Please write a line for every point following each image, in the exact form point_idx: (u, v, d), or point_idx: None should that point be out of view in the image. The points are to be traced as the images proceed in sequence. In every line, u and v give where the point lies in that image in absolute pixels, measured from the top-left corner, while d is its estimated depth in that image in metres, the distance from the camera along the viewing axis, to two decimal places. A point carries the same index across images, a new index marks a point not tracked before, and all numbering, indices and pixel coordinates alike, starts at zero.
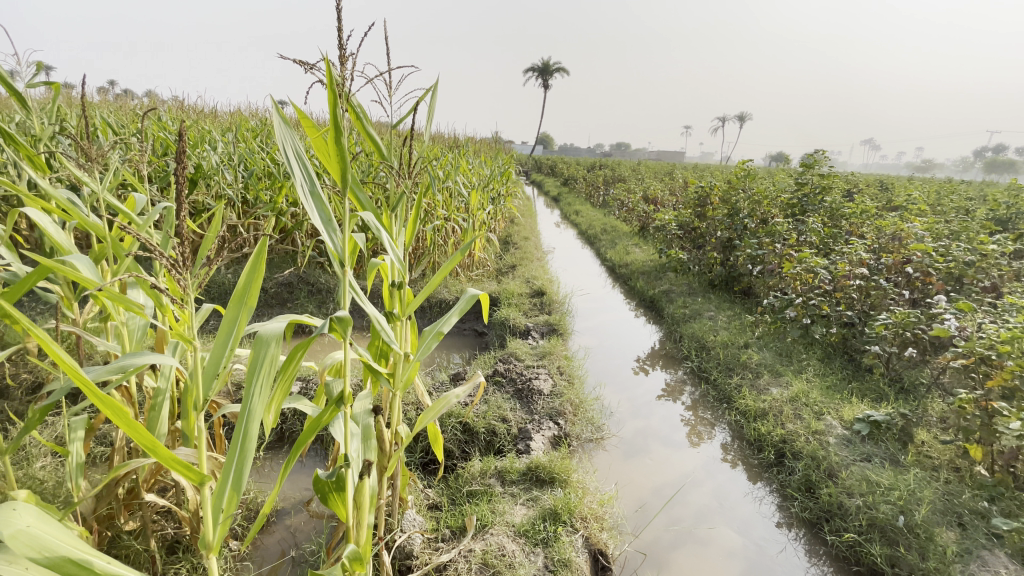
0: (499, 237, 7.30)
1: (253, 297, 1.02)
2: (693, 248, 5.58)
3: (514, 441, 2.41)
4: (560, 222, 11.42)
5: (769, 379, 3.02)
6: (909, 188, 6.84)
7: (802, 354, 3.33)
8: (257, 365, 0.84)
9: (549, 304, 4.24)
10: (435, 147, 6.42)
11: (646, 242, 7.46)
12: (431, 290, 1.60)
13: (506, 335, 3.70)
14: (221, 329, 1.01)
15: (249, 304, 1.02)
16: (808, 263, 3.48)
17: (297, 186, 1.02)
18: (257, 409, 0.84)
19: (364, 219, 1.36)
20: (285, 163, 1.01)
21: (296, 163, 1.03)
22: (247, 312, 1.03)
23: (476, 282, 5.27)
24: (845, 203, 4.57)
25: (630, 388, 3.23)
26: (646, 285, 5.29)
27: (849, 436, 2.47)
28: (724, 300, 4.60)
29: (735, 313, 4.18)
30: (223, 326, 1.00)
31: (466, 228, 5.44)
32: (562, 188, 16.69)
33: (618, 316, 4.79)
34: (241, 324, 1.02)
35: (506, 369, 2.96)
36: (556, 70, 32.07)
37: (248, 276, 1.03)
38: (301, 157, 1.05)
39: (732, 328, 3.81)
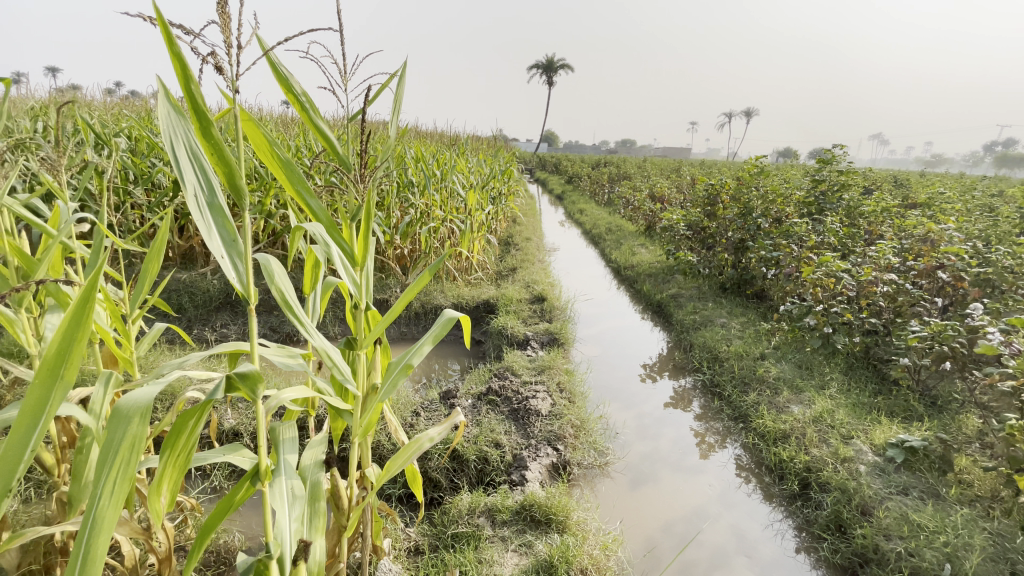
0: (500, 238, 7.07)
1: (73, 366, 0.68)
2: (702, 249, 5.32)
3: (508, 471, 2.17)
4: (564, 221, 11.15)
5: (789, 396, 2.76)
6: (928, 184, 6.53)
7: (824, 367, 3.07)
8: (110, 450, 0.70)
9: (550, 311, 3.99)
10: (433, 145, 6.19)
11: (652, 242, 7.20)
12: (401, 312, 1.36)
13: (503, 346, 3.47)
14: (18, 417, 0.66)
15: (68, 378, 0.68)
16: (830, 267, 3.21)
17: (186, 195, 0.82)
18: (105, 505, 0.69)
19: (312, 232, 1.17)
20: (173, 165, 0.82)
21: (190, 168, 0.85)
22: (64, 388, 0.68)
23: (474, 286, 5.02)
24: (864, 202, 4.29)
25: (637, 404, 2.99)
26: (653, 288, 5.03)
27: (881, 464, 2.22)
28: (737, 305, 4.34)
29: (748, 320, 3.91)
30: (26, 407, 0.66)
31: (464, 229, 5.21)
32: (566, 186, 16.41)
33: (624, 322, 4.54)
34: (53, 405, 0.68)
35: (502, 386, 2.71)
36: (559, 68, 31.79)
37: (67, 336, 0.67)
38: (199, 159, 0.86)
39: (746, 337, 3.54)
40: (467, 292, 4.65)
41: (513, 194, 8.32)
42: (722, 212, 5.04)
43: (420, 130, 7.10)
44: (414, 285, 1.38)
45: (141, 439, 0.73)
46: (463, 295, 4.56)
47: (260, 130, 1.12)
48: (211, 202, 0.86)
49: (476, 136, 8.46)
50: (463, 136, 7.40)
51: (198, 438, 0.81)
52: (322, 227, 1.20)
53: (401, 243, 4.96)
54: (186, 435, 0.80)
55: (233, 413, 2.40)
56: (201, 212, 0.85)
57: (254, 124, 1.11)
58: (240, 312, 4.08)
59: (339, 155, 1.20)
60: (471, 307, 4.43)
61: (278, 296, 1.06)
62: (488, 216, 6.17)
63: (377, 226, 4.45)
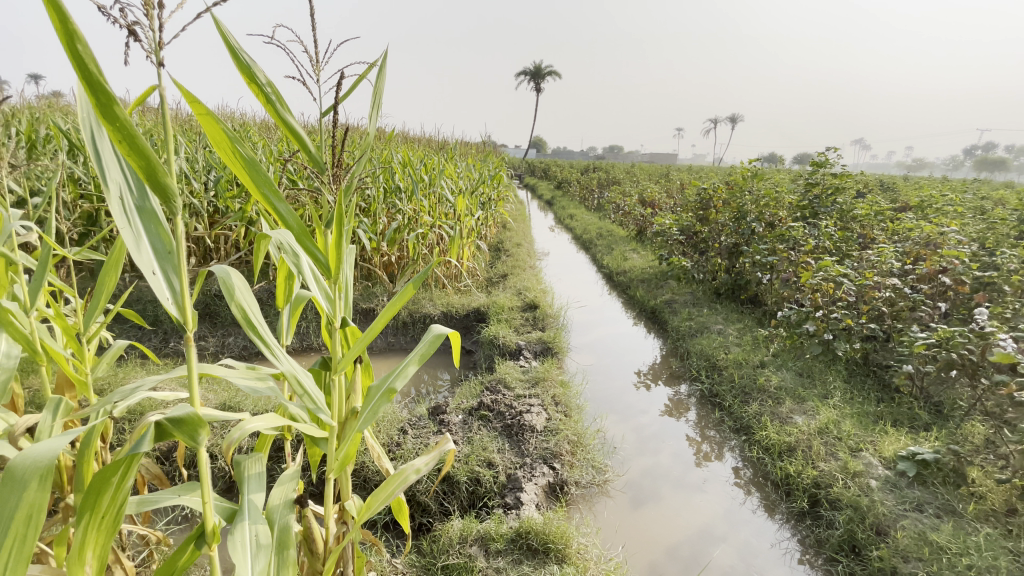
0: (490, 244, 6.95)
1: None
2: (695, 254, 5.24)
3: (502, 492, 2.04)
4: (554, 226, 11.06)
5: (792, 406, 2.66)
6: (916, 188, 6.54)
7: (825, 375, 2.98)
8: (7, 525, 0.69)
9: (542, 318, 3.87)
10: (421, 150, 6.06)
11: (643, 247, 7.12)
12: (381, 329, 1.22)
13: (494, 356, 3.33)
14: None
15: None
16: (829, 271, 3.13)
17: (108, 198, 0.74)
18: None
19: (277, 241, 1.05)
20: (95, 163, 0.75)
21: (116, 168, 0.77)
22: None
23: (463, 294, 4.88)
24: (859, 205, 4.24)
25: (634, 415, 2.87)
26: (647, 294, 4.93)
27: (892, 478, 2.13)
28: (732, 311, 4.25)
29: (745, 327, 3.82)
30: None
31: (452, 236, 5.08)
32: (555, 192, 16.35)
33: (618, 329, 4.43)
34: None
35: (495, 400, 2.57)
36: (547, 74, 31.90)
37: None
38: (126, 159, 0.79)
39: (744, 344, 3.45)
40: (457, 300, 4.51)
41: (502, 199, 8.20)
42: (715, 216, 4.97)
43: (407, 135, 6.97)
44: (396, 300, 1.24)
45: (39, 508, 0.71)
46: (453, 303, 4.43)
47: (221, 126, 0.99)
48: (140, 205, 0.79)
49: (465, 141, 8.34)
50: (451, 141, 7.28)
51: (124, 494, 0.78)
52: (289, 235, 1.08)
53: (388, 250, 4.81)
54: (111, 492, 0.77)
55: (206, 434, 2.25)
56: (127, 216, 0.77)
57: (213, 119, 0.98)
58: (220, 323, 3.91)
59: (311, 154, 1.08)
60: (461, 316, 4.30)
61: (237, 312, 0.93)
62: (477, 222, 6.04)
63: (363, 232, 4.30)
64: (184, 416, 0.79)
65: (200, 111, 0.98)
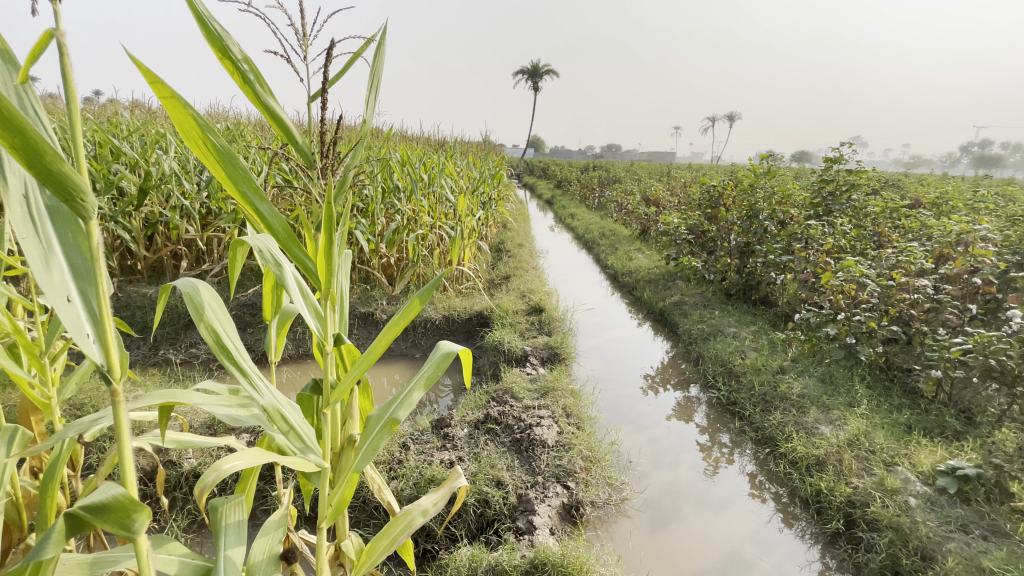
0: (491, 244, 6.79)
1: None
2: (704, 253, 5.09)
3: (513, 514, 1.89)
4: (555, 226, 10.88)
5: (817, 416, 2.52)
6: (926, 184, 6.41)
7: (848, 381, 2.83)
8: None
9: (548, 321, 3.71)
10: (419, 149, 5.89)
11: (648, 246, 6.97)
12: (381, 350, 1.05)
13: (500, 364, 3.18)
14: None
15: None
16: (851, 272, 2.97)
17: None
18: None
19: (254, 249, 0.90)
20: None
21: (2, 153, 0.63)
22: None
23: (465, 297, 4.73)
24: (874, 202, 4.09)
25: (648, 425, 2.72)
26: (655, 295, 4.78)
27: (932, 495, 1.98)
28: (745, 313, 4.10)
29: (760, 329, 3.67)
30: None
31: (453, 236, 4.92)
32: (555, 191, 16.19)
33: (625, 331, 4.29)
34: None
35: (503, 412, 2.42)
36: (545, 73, 31.71)
37: None
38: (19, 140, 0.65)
39: (761, 348, 3.30)
40: (459, 303, 4.36)
41: (503, 199, 8.04)
42: (724, 214, 4.82)
43: (406, 133, 6.81)
44: (399, 315, 1.08)
45: None
46: (454, 306, 4.27)
47: (190, 112, 0.84)
48: (51, 207, 0.67)
49: (465, 139, 8.18)
50: (451, 139, 7.12)
51: None
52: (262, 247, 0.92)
53: (387, 252, 4.66)
54: None
55: (195, 451, 2.12)
56: (33, 222, 0.65)
57: (181, 103, 0.82)
58: None
59: (300, 148, 0.92)
60: (463, 320, 4.15)
61: (209, 336, 0.77)
62: (478, 222, 5.88)
63: (360, 234, 4.15)
64: (110, 502, 0.66)
65: (165, 94, 0.82)
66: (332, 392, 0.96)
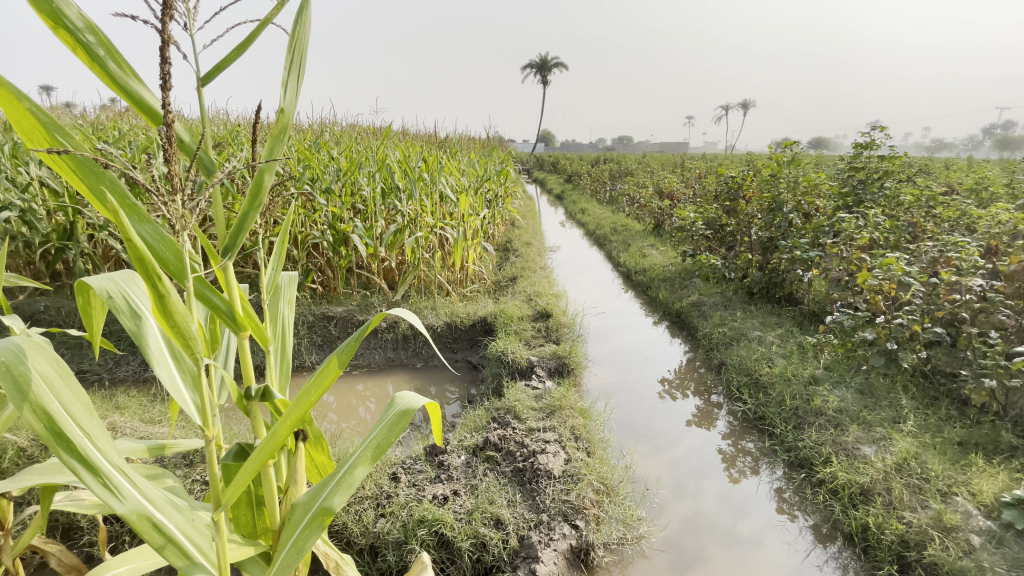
0: (498, 244, 6.54)
1: None
2: (722, 250, 4.78)
3: (514, 561, 1.65)
4: (565, 222, 10.59)
5: (858, 435, 2.24)
6: (958, 168, 6.00)
7: (890, 393, 2.54)
8: None
9: (556, 328, 3.46)
10: (420, 147, 5.66)
11: (662, 241, 6.66)
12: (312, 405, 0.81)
13: (503, 377, 2.95)
14: None
15: None
16: (891, 270, 2.67)
17: None
18: None
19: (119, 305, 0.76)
20: None
21: None
22: None
23: (469, 301, 4.50)
24: (909, 191, 3.75)
25: (666, 445, 2.47)
26: (670, 295, 4.50)
27: (995, 531, 1.68)
28: (769, 314, 3.80)
29: (787, 333, 3.38)
30: None
31: (455, 237, 4.69)
32: (566, 186, 15.86)
33: (640, 335, 4.01)
34: None
35: (504, 436, 2.17)
36: (554, 66, 31.31)
37: None
38: None
39: (789, 354, 3.01)
40: (462, 308, 4.14)
41: (510, 195, 7.79)
42: (744, 207, 4.50)
43: (408, 131, 6.58)
44: (332, 373, 0.85)
45: None
46: (457, 312, 4.05)
47: (30, 106, 0.65)
48: None
49: (470, 136, 7.93)
50: (455, 135, 6.87)
51: None
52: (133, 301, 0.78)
53: (386, 256, 4.45)
54: None
55: None
56: None
57: (13, 93, 0.63)
58: None
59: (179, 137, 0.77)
60: (466, 327, 3.93)
61: (39, 422, 0.60)
62: (483, 222, 5.65)
63: (357, 238, 3.94)
64: None
65: None
66: (237, 479, 0.76)
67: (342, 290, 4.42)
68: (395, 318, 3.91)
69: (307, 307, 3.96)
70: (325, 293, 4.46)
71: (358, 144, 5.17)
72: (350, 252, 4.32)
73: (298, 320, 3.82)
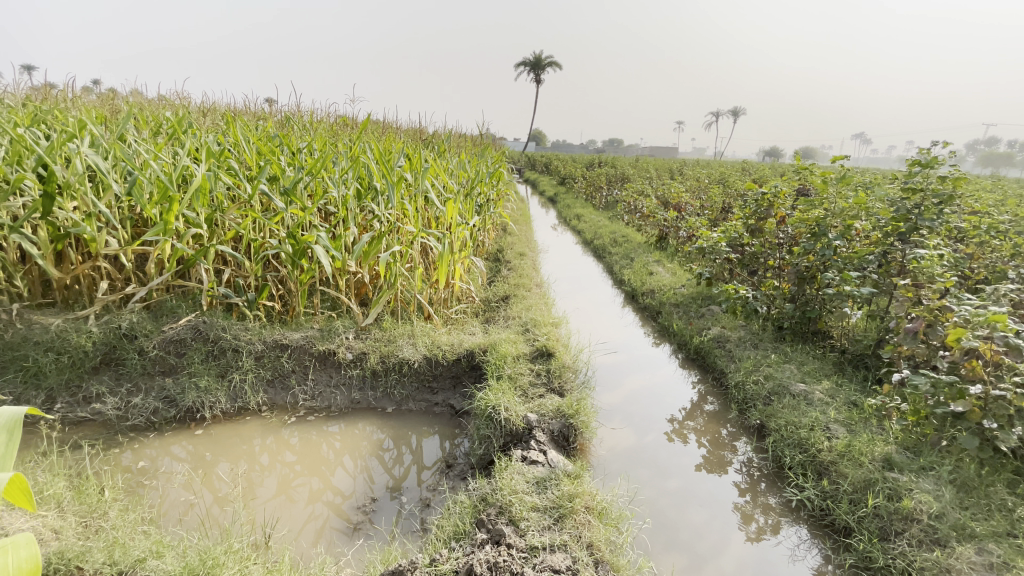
0: (488, 255, 5.91)
1: None
2: (744, 274, 4.20)
3: None
4: (557, 227, 9.97)
5: (974, 560, 1.66)
6: (992, 189, 5.50)
7: (994, 489, 1.97)
8: None
9: (558, 372, 2.83)
10: (403, 142, 4.98)
11: (669, 256, 6.07)
12: None
13: (495, 443, 2.33)
14: None
15: None
16: (991, 328, 2.10)
17: None
18: None
19: None
20: None
21: None
22: None
23: (454, 327, 3.87)
24: (974, 219, 3.18)
25: (706, 554, 1.87)
26: (686, 326, 3.90)
27: None
28: (807, 357, 3.23)
29: (836, 387, 2.81)
30: None
31: (439, 250, 4.04)
32: (558, 188, 15.25)
33: (653, 375, 3.41)
34: None
35: (495, 563, 1.53)
36: (548, 64, 30.87)
37: None
38: None
39: (849, 423, 2.44)
40: (444, 337, 3.52)
41: (501, 199, 7.14)
42: (773, 226, 3.89)
43: (391, 125, 5.88)
44: None
45: None
46: (438, 343, 3.41)
47: None
48: None
49: (459, 132, 7.23)
50: (443, 130, 6.17)
51: None
52: None
53: (357, 270, 3.78)
54: None
55: None
56: None
57: None
58: (122, 377, 3.04)
59: None
60: (449, 363, 3.32)
61: None
62: (472, 232, 5.00)
63: (319, 251, 3.28)
64: None
65: None
66: None
67: (303, 311, 3.75)
68: (363, 350, 3.30)
69: (258, 331, 3.29)
70: (284, 313, 3.79)
71: (330, 139, 4.47)
72: (313, 266, 3.64)
73: (245, 349, 3.14)
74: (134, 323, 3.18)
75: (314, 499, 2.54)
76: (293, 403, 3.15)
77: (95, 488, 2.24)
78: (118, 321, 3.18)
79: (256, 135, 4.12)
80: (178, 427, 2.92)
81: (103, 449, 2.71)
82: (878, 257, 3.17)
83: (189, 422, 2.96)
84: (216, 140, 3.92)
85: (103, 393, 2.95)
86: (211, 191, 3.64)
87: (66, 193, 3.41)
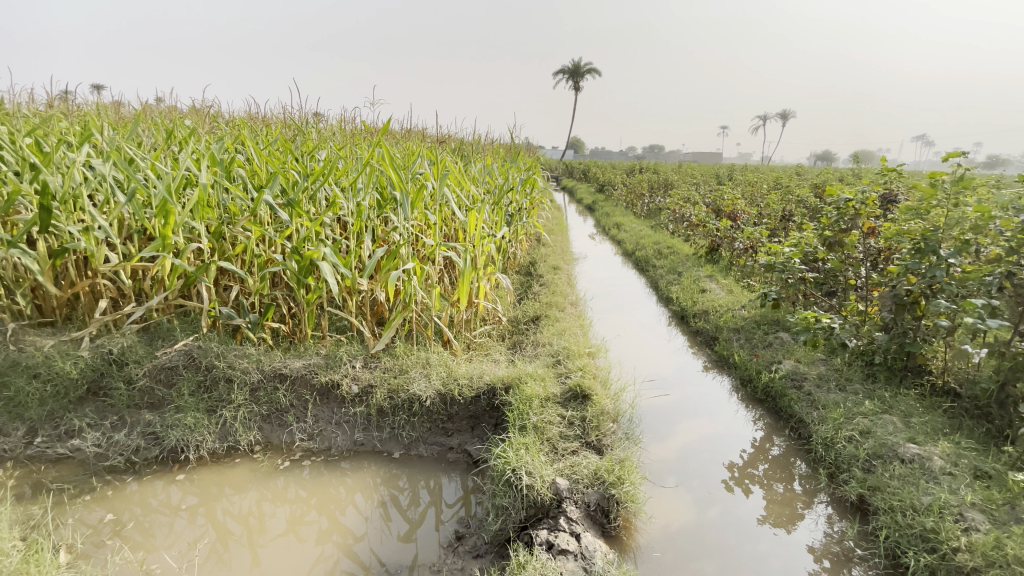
0: (519, 270, 5.44)
1: None
2: (820, 296, 3.55)
3: None
4: (596, 236, 9.38)
5: None
6: None
7: None
8: None
9: (596, 421, 2.31)
10: (426, 147, 4.59)
11: (722, 270, 5.42)
12: None
13: (516, 523, 1.85)
14: None
15: None
16: None
17: None
18: None
19: None
20: None
21: None
22: None
23: (477, 355, 3.42)
24: None
25: None
26: (751, 357, 3.29)
27: None
28: (910, 403, 2.59)
29: (960, 450, 2.16)
30: None
31: (461, 266, 3.60)
32: (596, 195, 14.67)
33: (713, 421, 2.82)
34: None
35: None
36: (587, 72, 30.31)
37: None
38: None
39: (990, 509, 1.79)
40: (463, 367, 3.06)
41: (535, 208, 6.67)
42: (859, 239, 3.24)
43: (418, 131, 5.51)
44: None
45: None
46: (455, 375, 2.96)
47: None
48: None
49: (491, 139, 6.81)
50: (472, 136, 5.76)
51: None
52: None
53: (371, 288, 3.39)
54: None
55: None
56: None
57: None
58: (106, 409, 2.74)
59: None
60: (467, 401, 2.86)
61: None
62: (500, 244, 4.55)
63: (323, 269, 2.90)
64: None
65: None
66: None
67: (311, 335, 3.38)
68: (369, 382, 2.88)
69: (255, 358, 2.91)
70: (292, 336, 3.44)
71: (346, 145, 4.13)
72: (321, 285, 3.27)
73: (238, 380, 2.78)
74: (125, 348, 2.87)
75: (324, 542, 2.26)
76: (290, 444, 2.76)
77: (42, 553, 1.89)
78: (107, 345, 2.87)
79: (269, 141, 3.79)
80: (159, 470, 2.59)
81: (75, 495, 2.39)
82: (997, 278, 2.49)
83: (172, 464, 2.62)
84: (226, 148, 3.63)
85: (83, 429, 2.64)
86: (216, 202, 3.34)
87: (64, 206, 3.18)
